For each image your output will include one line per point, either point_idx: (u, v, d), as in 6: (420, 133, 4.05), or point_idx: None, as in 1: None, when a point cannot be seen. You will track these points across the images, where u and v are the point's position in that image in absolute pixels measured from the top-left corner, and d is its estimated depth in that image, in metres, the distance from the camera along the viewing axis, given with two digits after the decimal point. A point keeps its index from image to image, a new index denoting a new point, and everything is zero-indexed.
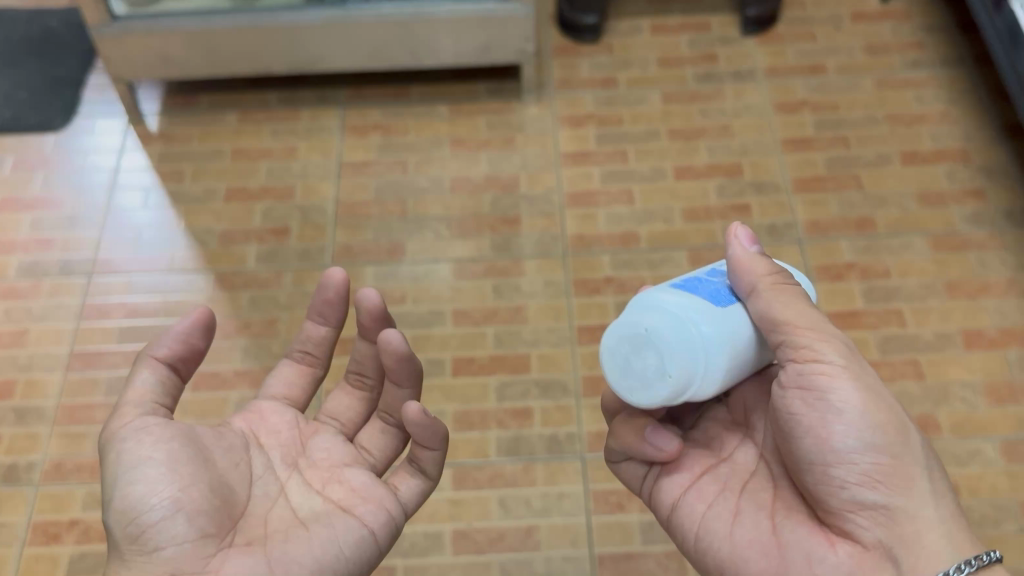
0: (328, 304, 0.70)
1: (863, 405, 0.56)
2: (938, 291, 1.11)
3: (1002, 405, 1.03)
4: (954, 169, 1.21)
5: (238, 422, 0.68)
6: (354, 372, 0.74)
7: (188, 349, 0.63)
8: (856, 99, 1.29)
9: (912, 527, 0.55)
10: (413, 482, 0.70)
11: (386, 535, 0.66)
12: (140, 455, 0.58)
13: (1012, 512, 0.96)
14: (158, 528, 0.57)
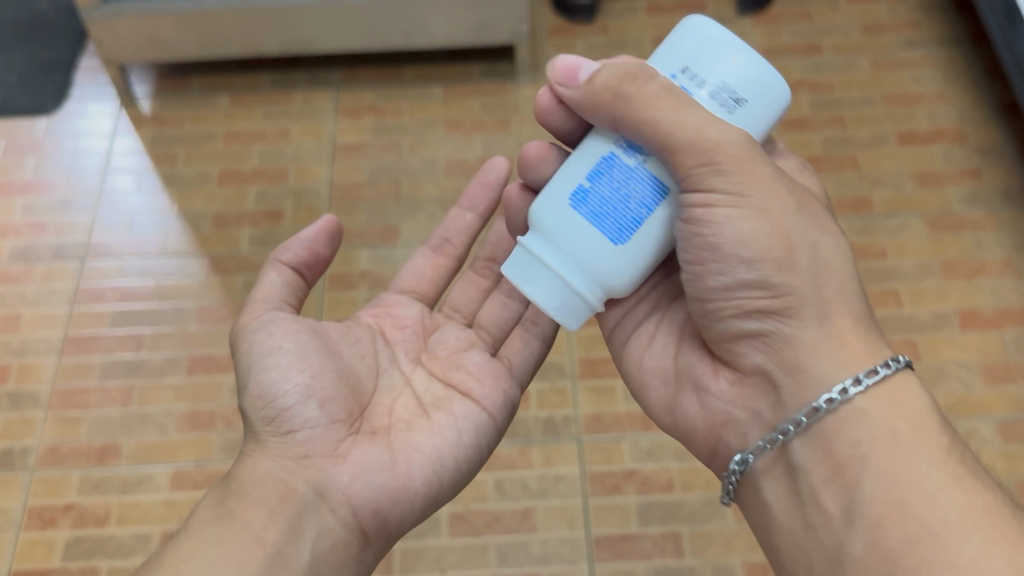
0: (484, 186, 0.76)
1: (739, 233, 0.54)
2: (935, 271, 1.11)
3: (998, 384, 1.03)
4: (950, 149, 1.20)
5: (367, 316, 0.71)
6: (484, 259, 0.77)
7: (316, 254, 0.67)
8: (853, 79, 1.28)
9: (791, 354, 0.54)
10: (527, 351, 0.72)
11: (504, 414, 0.68)
12: (272, 344, 0.62)
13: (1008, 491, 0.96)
14: (292, 413, 0.61)
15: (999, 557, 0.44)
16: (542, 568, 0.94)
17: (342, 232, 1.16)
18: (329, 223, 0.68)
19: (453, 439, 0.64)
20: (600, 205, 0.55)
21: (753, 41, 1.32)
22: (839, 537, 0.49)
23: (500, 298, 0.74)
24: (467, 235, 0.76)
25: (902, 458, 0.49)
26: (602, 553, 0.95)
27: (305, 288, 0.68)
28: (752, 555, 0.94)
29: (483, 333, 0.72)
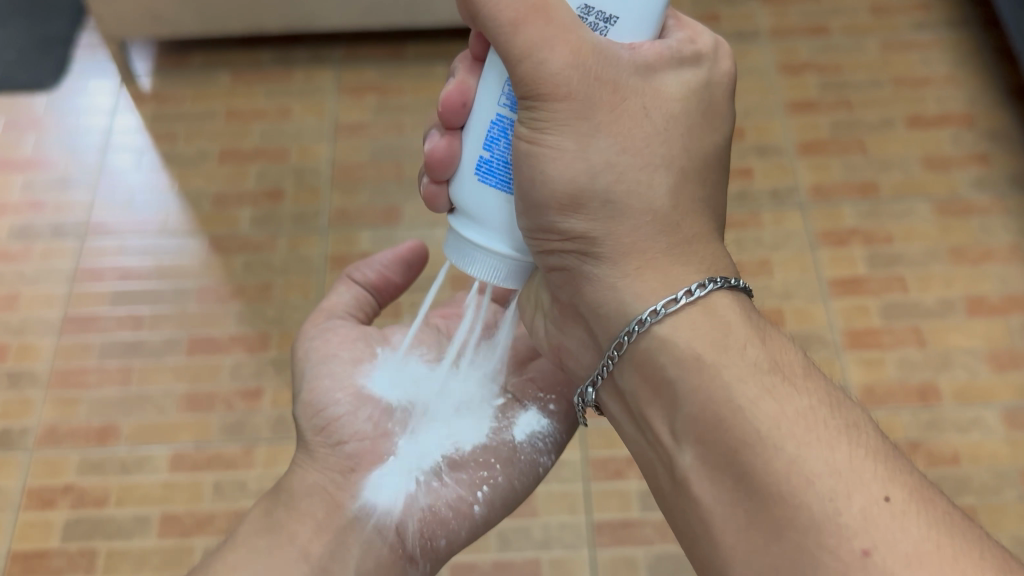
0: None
1: (537, 172, 0.50)
2: (941, 257, 1.10)
3: (1004, 371, 1.02)
4: (958, 133, 1.19)
5: (436, 317, 0.75)
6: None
7: (388, 275, 0.75)
8: (861, 61, 1.26)
9: (594, 294, 0.52)
10: None
11: (566, 425, 0.69)
12: (328, 355, 0.68)
13: (1013, 480, 0.95)
14: (342, 422, 0.65)
15: (817, 460, 0.40)
16: (542, 553, 0.94)
17: (343, 213, 1.15)
18: (405, 247, 0.75)
19: (500, 458, 0.66)
20: (505, 174, 0.53)
21: (760, 22, 1.30)
22: (670, 457, 0.46)
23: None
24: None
25: (713, 369, 0.44)
26: (603, 539, 0.94)
27: (377, 307, 0.76)
28: None
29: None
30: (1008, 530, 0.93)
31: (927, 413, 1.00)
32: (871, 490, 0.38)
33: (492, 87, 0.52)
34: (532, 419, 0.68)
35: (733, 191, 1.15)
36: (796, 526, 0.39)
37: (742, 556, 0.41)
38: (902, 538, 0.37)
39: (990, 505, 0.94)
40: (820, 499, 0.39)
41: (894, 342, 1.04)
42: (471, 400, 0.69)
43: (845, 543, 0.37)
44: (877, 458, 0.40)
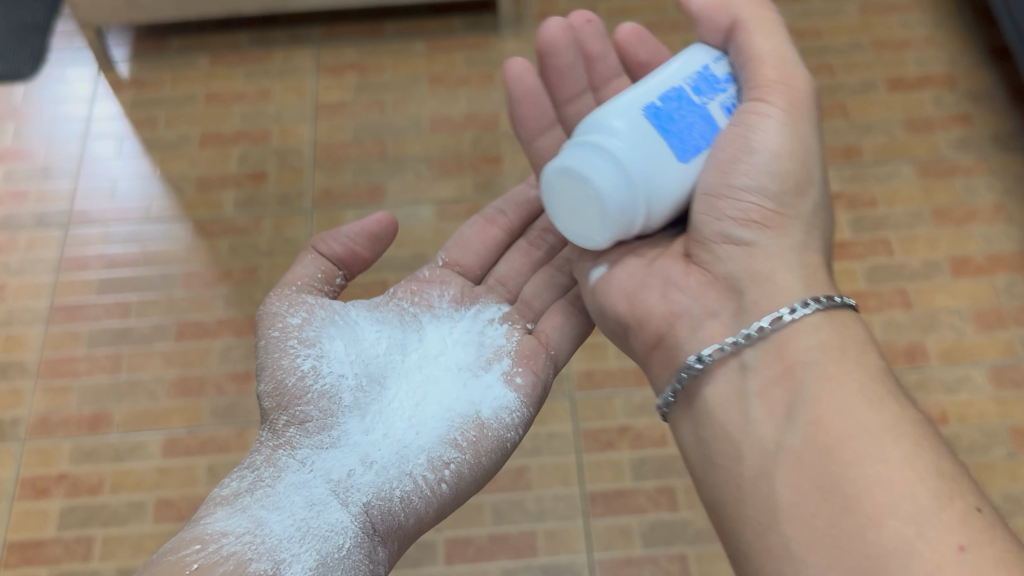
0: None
1: (764, 141, 0.56)
2: (926, 219, 1.10)
3: (990, 331, 1.02)
4: (939, 94, 1.19)
5: (400, 293, 0.75)
6: (538, 231, 0.79)
7: (355, 249, 0.73)
8: (841, 25, 1.26)
9: (767, 265, 0.56)
10: (567, 327, 0.75)
11: (536, 397, 0.71)
12: (282, 332, 0.68)
13: (1000, 437, 0.96)
14: (301, 405, 0.66)
15: (926, 461, 0.45)
16: (537, 525, 0.95)
17: (327, 192, 1.15)
18: (372, 220, 0.73)
19: (468, 435, 0.66)
20: (682, 122, 0.56)
21: None
22: (766, 438, 0.50)
23: (550, 272, 0.77)
24: (527, 210, 0.80)
25: (847, 368, 0.50)
26: (597, 509, 0.95)
27: (343, 277, 0.74)
28: None
29: (525, 306, 0.76)
30: (998, 486, 0.94)
31: (915, 374, 1.00)
32: (968, 500, 0.44)
33: (701, 66, 0.59)
34: (500, 393, 0.69)
35: None
36: (898, 514, 0.43)
37: (826, 537, 0.45)
38: (992, 542, 0.42)
39: (979, 464, 0.95)
40: (927, 494, 0.44)
41: (881, 305, 1.05)
42: (437, 374, 0.69)
43: (941, 537, 0.42)
44: (968, 479, 0.46)
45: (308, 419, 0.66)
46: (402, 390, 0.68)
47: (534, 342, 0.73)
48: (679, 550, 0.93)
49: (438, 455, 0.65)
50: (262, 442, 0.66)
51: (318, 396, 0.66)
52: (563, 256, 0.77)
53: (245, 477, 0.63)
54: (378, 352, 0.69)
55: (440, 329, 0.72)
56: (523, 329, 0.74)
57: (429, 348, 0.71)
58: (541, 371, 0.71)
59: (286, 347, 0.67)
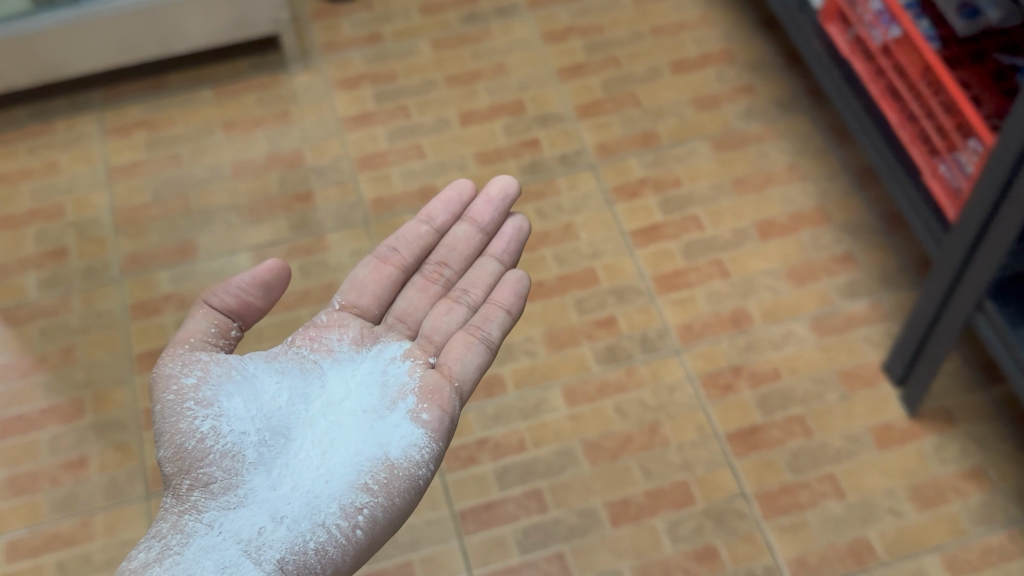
0: (487, 201, 0.83)
1: None
2: (728, 190, 1.14)
3: (805, 285, 1.07)
4: (721, 71, 1.24)
5: (298, 340, 0.74)
6: (434, 265, 0.82)
7: (247, 299, 0.70)
8: (618, 17, 1.30)
9: None
10: (469, 356, 0.75)
11: (445, 430, 0.71)
12: (178, 395, 0.65)
13: (832, 383, 1.01)
14: (206, 468, 0.65)
15: None
16: (412, 554, 0.94)
17: (136, 258, 1.10)
18: (264, 268, 0.70)
19: (378, 479, 0.67)
20: None
21: None
22: None
23: (449, 304, 0.79)
24: (419, 247, 0.81)
25: None
26: (469, 526, 0.95)
27: (239, 329, 0.71)
28: (612, 494, 0.96)
29: (427, 341, 0.77)
30: (837, 429, 0.99)
31: (743, 337, 1.04)
32: None
33: None
34: (407, 433, 0.69)
35: (525, 164, 1.16)
36: None
37: None
38: None
39: (816, 411, 1.00)
40: None
41: (700, 279, 1.08)
42: (344, 421, 0.70)
43: None
44: None
45: (212, 480, 0.65)
46: (307, 441, 0.68)
47: (438, 375, 0.74)
48: (555, 550, 0.93)
49: (350, 502, 0.65)
50: (166, 509, 0.65)
51: (220, 457, 0.65)
52: (459, 288, 0.80)
53: (153, 547, 0.63)
54: (279, 404, 0.69)
55: (343, 373, 0.73)
56: (426, 362, 0.75)
57: (332, 394, 0.71)
58: (447, 406, 0.72)
59: (183, 409, 0.65)
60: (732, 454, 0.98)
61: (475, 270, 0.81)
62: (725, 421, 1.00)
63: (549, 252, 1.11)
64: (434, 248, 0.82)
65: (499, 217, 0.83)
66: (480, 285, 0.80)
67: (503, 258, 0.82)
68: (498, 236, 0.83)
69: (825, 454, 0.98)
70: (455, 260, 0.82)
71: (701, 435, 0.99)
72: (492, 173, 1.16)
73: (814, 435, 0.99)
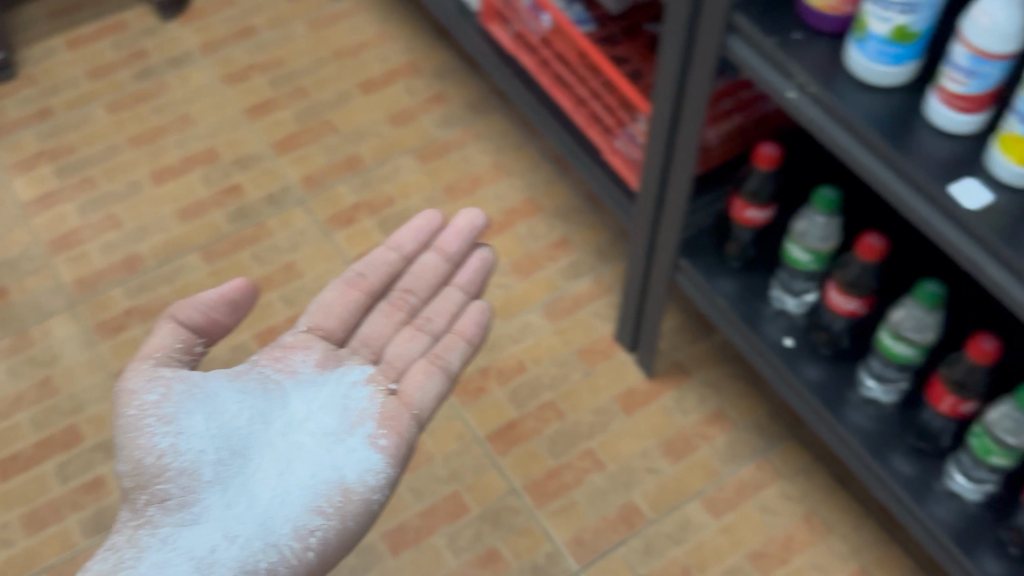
0: (455, 232, 0.83)
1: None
2: (441, 199, 1.14)
3: (531, 275, 1.10)
4: (411, 83, 1.25)
5: (264, 361, 0.73)
6: (400, 291, 0.82)
7: (214, 316, 0.68)
8: (298, 48, 1.29)
9: None
10: (433, 381, 0.76)
11: (404, 454, 0.71)
12: (135, 415, 0.64)
13: (573, 363, 1.05)
14: (162, 486, 0.63)
15: None
16: None
17: None
18: (231, 287, 0.68)
19: (333, 501, 0.66)
20: None
21: (188, 43, 1.29)
22: None
23: (412, 332, 0.80)
24: (388, 273, 0.81)
25: None
26: None
27: (203, 346, 0.69)
28: (386, 524, 0.95)
29: (388, 366, 0.77)
30: (586, 405, 1.02)
31: (483, 339, 1.06)
32: None
33: None
34: (363, 456, 0.68)
35: (231, 211, 1.12)
36: None
37: None
38: None
39: (564, 392, 1.03)
40: None
41: None
42: (302, 443, 0.69)
43: None
44: None
45: (168, 497, 0.63)
46: (265, 462, 0.67)
47: (396, 403, 0.73)
48: None
49: (304, 524, 0.65)
50: (123, 523, 0.64)
51: (179, 473, 0.64)
52: (421, 317, 0.81)
53: (107, 559, 0.61)
54: (240, 424, 0.68)
55: (307, 395, 0.72)
56: (386, 388, 0.75)
57: (292, 416, 0.70)
58: (404, 432, 0.72)
59: (143, 427, 0.63)
60: (495, 454, 0.99)
61: (439, 300, 0.82)
62: (483, 424, 1.01)
63: (275, 295, 1.05)
64: (400, 276, 0.82)
65: (466, 246, 0.84)
66: (444, 316, 0.81)
67: (468, 288, 0.83)
68: (464, 266, 0.83)
69: (580, 432, 1.01)
70: (420, 289, 0.82)
71: (462, 442, 1.00)
72: (199, 228, 1.11)
73: (567, 416, 1.02)
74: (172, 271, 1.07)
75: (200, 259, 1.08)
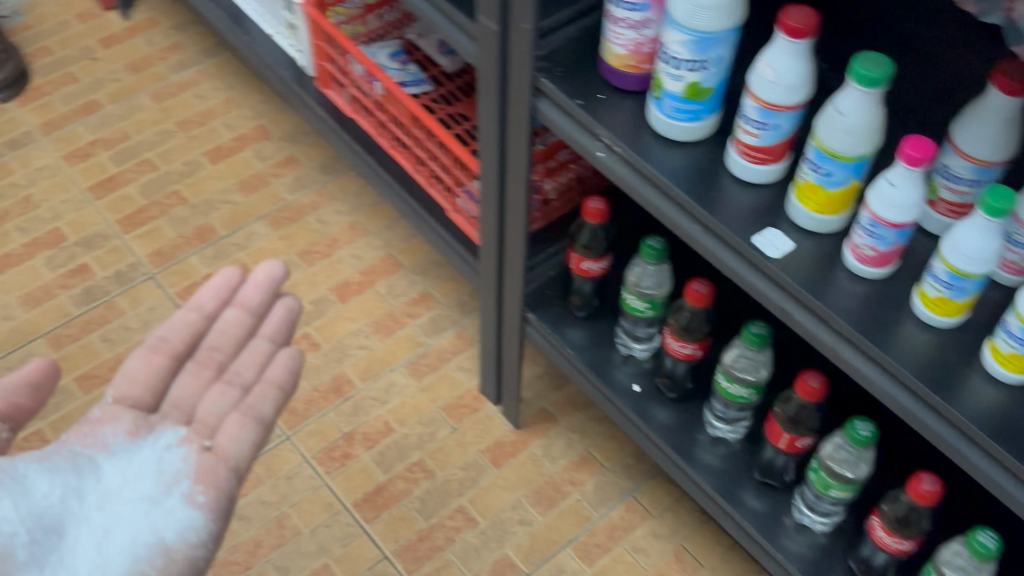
0: (255, 284, 0.78)
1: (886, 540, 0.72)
2: (297, 264, 1.14)
3: (393, 334, 1.10)
4: (259, 148, 1.24)
5: (72, 439, 0.69)
6: (206, 348, 0.76)
7: (16, 401, 0.64)
8: (142, 120, 1.27)
9: None
10: (245, 436, 0.70)
11: (224, 512, 0.67)
12: None
13: (440, 420, 1.04)
14: None
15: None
16: None
17: None
18: (31, 369, 0.65)
19: (155, 564, 0.62)
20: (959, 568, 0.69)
21: (26, 123, 1.26)
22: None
23: (222, 388, 0.74)
24: (190, 332, 0.76)
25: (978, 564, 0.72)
26: None
27: (14, 433, 0.64)
28: None
29: (202, 426, 0.72)
30: (455, 461, 1.01)
31: (347, 403, 1.05)
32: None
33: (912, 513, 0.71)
34: (183, 515, 0.65)
35: (77, 293, 1.09)
36: None
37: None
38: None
39: (432, 450, 1.02)
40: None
41: None
42: (118, 510, 0.65)
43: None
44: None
45: None
46: (84, 537, 0.63)
47: (212, 458, 0.69)
48: None
49: None
50: None
51: None
52: (232, 370, 0.75)
53: None
54: (51, 501, 0.63)
55: (121, 467, 0.68)
56: (201, 446, 0.70)
57: (109, 488, 0.66)
58: (223, 484, 0.68)
59: None
60: (364, 521, 0.96)
61: (249, 350, 0.76)
62: (349, 490, 0.98)
63: None
64: (206, 333, 0.77)
65: (268, 297, 0.78)
66: (253, 365, 0.75)
67: (276, 336, 0.77)
68: (270, 317, 0.78)
69: (451, 489, 0.99)
70: (227, 342, 0.76)
71: (331, 512, 0.97)
72: (43, 314, 1.07)
73: (437, 474, 1.00)
74: (16, 361, 1.03)
75: (45, 345, 1.04)
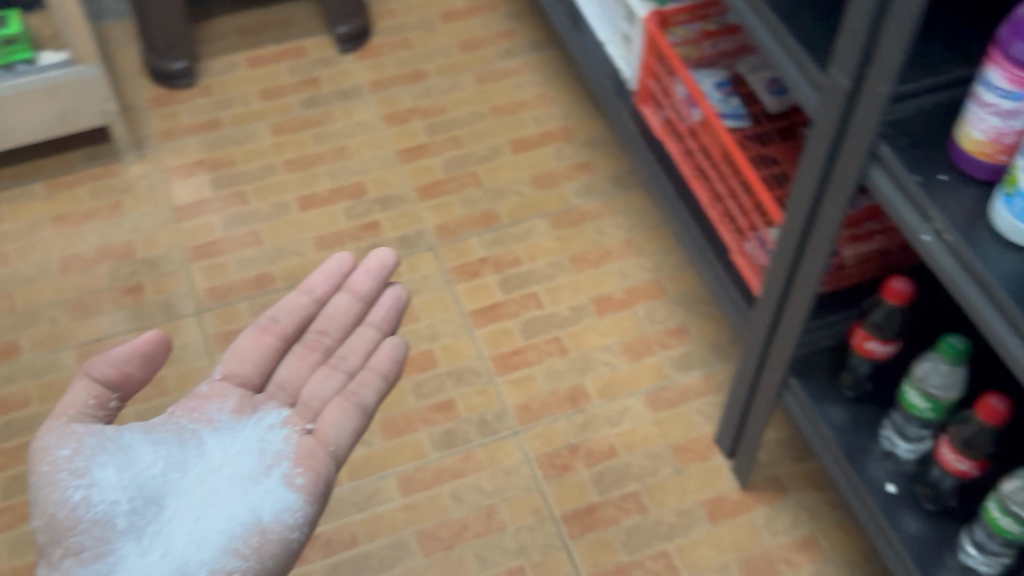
0: (365, 272, 0.85)
1: None
2: (566, 267, 1.15)
3: (641, 359, 1.08)
4: (560, 148, 1.26)
5: (178, 412, 0.75)
6: (315, 332, 0.83)
7: (126, 371, 0.68)
8: (459, 98, 1.32)
9: None
10: (348, 425, 0.78)
11: (323, 493, 0.74)
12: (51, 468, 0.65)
13: (666, 458, 1.01)
14: (83, 538, 0.65)
15: None
16: None
17: None
18: (143, 339, 0.68)
19: (248, 543, 0.68)
20: None
21: (358, 77, 1.34)
22: None
23: (327, 371, 0.82)
24: (300, 316, 0.83)
25: None
26: None
27: (120, 400, 0.69)
28: None
29: (305, 408, 0.79)
30: (671, 504, 0.98)
31: (581, 416, 1.04)
32: None
33: None
34: (279, 497, 0.71)
35: (365, 247, 1.16)
36: None
37: None
38: None
39: (652, 486, 0.99)
40: None
41: (538, 358, 1.08)
42: (217, 486, 0.71)
43: None
44: None
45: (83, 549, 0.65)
46: (181, 508, 0.69)
47: (313, 442, 0.76)
48: None
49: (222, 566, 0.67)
50: None
51: (92, 524, 0.65)
52: (339, 354, 0.83)
53: None
54: (154, 473, 0.70)
55: (221, 444, 0.74)
56: (303, 429, 0.77)
57: (208, 463, 0.72)
58: (320, 470, 0.74)
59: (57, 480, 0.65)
60: (568, 537, 0.96)
61: (355, 338, 0.84)
62: (561, 501, 0.98)
63: None
64: (316, 316, 0.84)
65: (378, 287, 0.86)
66: (359, 351, 0.84)
67: (381, 326, 0.85)
68: (379, 306, 0.86)
69: (660, 531, 0.96)
70: (336, 328, 0.84)
71: (538, 518, 0.97)
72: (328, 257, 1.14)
73: (649, 511, 0.97)
74: None
75: None
